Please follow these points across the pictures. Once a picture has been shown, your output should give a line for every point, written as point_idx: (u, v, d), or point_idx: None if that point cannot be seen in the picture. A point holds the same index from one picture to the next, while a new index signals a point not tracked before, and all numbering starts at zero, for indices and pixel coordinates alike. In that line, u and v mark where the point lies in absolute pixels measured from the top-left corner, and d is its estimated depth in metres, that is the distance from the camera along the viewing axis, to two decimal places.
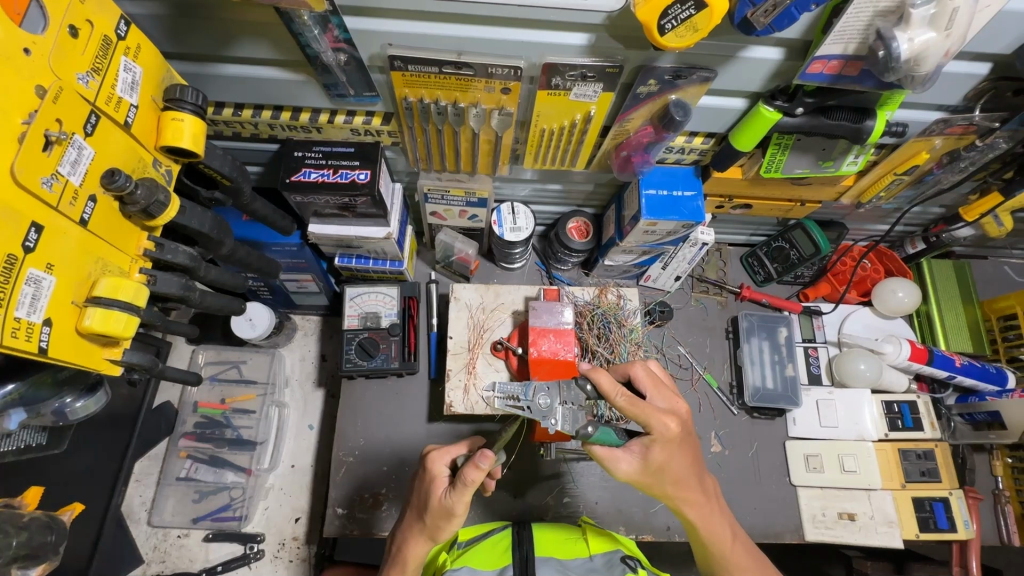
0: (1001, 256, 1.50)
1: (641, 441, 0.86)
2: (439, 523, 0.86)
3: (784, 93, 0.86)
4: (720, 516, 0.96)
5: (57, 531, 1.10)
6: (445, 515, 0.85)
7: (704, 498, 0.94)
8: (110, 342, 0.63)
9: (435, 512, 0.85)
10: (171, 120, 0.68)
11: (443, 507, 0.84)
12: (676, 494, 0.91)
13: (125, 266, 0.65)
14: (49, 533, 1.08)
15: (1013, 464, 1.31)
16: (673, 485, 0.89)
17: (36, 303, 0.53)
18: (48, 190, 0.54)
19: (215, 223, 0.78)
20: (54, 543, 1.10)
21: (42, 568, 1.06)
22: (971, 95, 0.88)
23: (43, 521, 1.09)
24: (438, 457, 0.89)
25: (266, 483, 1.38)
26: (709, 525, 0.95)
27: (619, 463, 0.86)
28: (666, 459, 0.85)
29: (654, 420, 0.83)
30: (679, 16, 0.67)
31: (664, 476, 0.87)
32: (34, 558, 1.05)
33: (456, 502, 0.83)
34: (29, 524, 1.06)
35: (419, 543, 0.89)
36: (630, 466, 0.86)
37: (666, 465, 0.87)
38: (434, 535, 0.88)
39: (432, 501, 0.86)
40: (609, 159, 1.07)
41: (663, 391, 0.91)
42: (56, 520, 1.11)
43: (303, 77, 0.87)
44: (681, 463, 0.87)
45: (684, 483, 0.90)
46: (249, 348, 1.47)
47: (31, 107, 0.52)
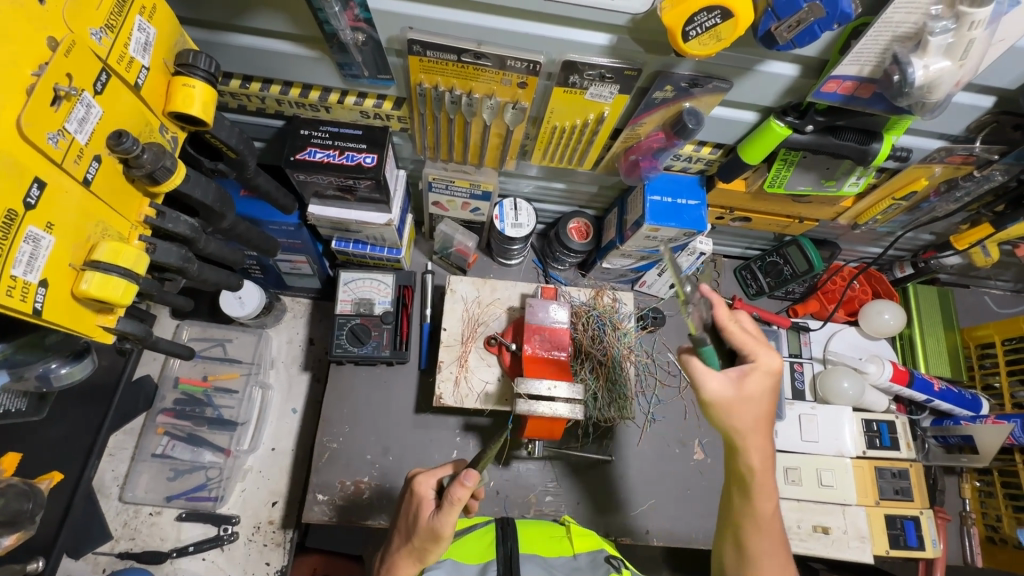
0: (982, 286, 1.55)
1: (738, 367, 0.82)
2: (426, 547, 0.83)
3: (796, 110, 0.87)
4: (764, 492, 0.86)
5: (35, 500, 1.06)
6: (431, 538, 0.82)
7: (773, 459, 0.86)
8: (105, 309, 0.61)
9: (422, 535, 0.83)
10: (182, 85, 0.67)
11: (430, 528, 0.82)
12: (749, 441, 0.83)
13: (124, 232, 0.63)
14: (27, 501, 1.05)
15: (980, 487, 1.35)
16: (751, 428, 0.83)
17: (34, 262, 0.51)
18: (53, 146, 0.52)
19: (218, 195, 0.76)
20: (31, 512, 1.06)
21: (16, 537, 1.02)
22: (972, 127, 0.90)
23: (20, 489, 1.05)
24: (423, 479, 0.89)
25: (244, 465, 1.35)
26: (764, 485, 0.86)
27: (709, 384, 0.81)
28: (760, 392, 0.81)
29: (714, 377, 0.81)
30: (705, 24, 0.67)
31: (746, 412, 0.82)
32: (10, 526, 1.01)
33: (442, 524, 0.81)
34: (4, 492, 1.02)
35: (404, 568, 0.85)
36: (719, 387, 0.81)
37: (755, 402, 0.82)
38: (421, 559, 0.84)
39: (419, 523, 0.84)
40: (617, 162, 1.08)
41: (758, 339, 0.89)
42: (35, 489, 1.07)
43: (317, 54, 0.86)
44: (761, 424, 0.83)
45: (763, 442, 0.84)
46: (235, 326, 1.44)
47: (42, 59, 0.50)
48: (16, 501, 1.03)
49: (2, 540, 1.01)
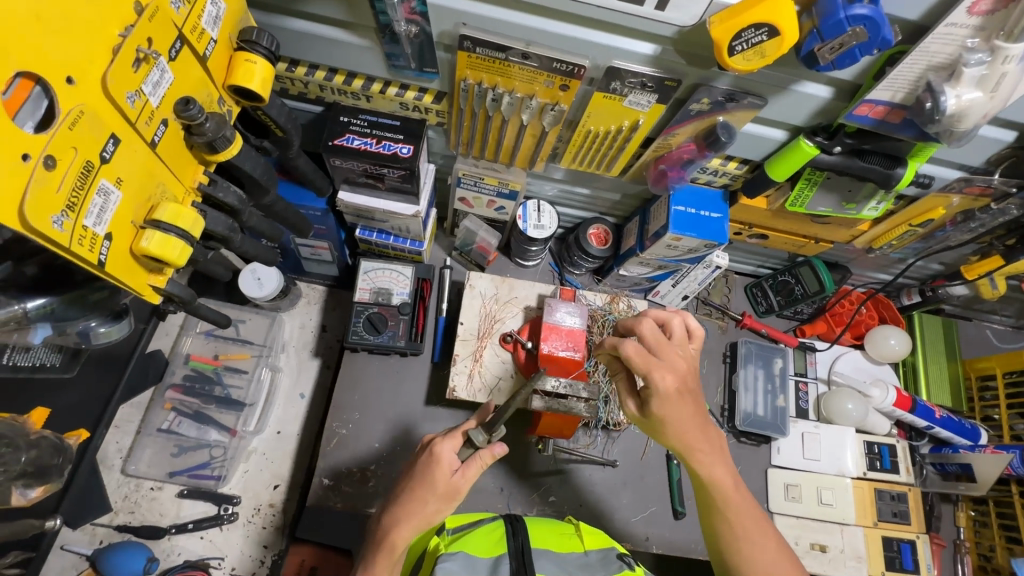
0: (985, 320, 1.58)
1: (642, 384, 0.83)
2: (440, 506, 0.90)
3: (826, 131, 0.90)
4: (709, 471, 0.87)
5: (63, 455, 1.17)
6: (449, 496, 0.90)
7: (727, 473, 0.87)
8: (157, 269, 0.62)
9: (440, 494, 0.89)
10: (244, 61, 0.69)
11: (452, 487, 0.90)
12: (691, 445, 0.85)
13: (180, 196, 0.65)
14: (57, 456, 1.15)
15: (975, 516, 1.37)
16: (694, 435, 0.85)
17: (103, 214, 0.52)
18: (131, 105, 0.53)
19: (265, 170, 0.78)
20: (59, 466, 1.17)
21: (43, 488, 1.12)
22: (993, 160, 0.93)
23: (52, 443, 1.16)
24: (447, 444, 0.92)
25: (249, 446, 1.35)
26: (713, 477, 0.87)
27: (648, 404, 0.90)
28: (668, 407, 0.82)
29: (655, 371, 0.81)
30: (751, 40, 0.70)
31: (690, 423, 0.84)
32: (38, 478, 1.12)
33: (463, 481, 0.91)
34: (38, 444, 1.13)
35: (410, 528, 0.89)
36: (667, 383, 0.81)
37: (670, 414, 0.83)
38: (429, 519, 0.90)
39: (439, 480, 0.90)
40: (645, 171, 1.10)
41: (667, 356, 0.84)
42: (64, 445, 1.18)
43: (368, 43, 0.88)
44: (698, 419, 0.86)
45: (715, 451, 0.87)
46: (250, 308, 1.45)
47: (128, 21, 0.52)
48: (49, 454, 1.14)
49: (31, 491, 1.10)
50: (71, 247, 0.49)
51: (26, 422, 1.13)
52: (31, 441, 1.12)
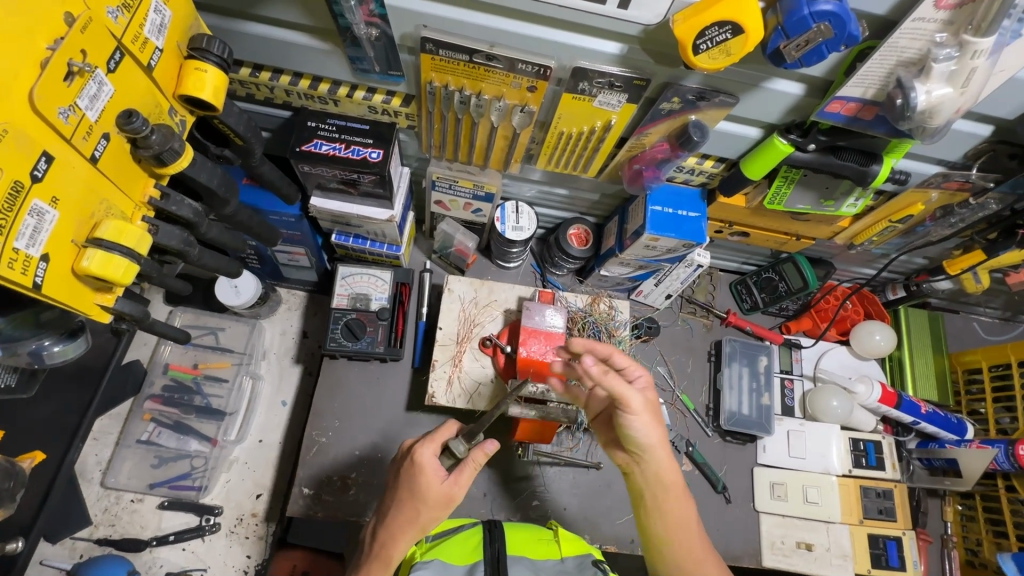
0: (972, 313, 1.57)
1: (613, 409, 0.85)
2: (435, 514, 0.89)
3: (800, 128, 0.89)
4: (661, 510, 0.90)
5: (14, 479, 1.05)
6: (444, 503, 0.89)
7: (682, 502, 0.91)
8: (104, 288, 0.61)
9: (433, 504, 0.88)
10: (194, 69, 0.67)
11: (445, 495, 0.88)
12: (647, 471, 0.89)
13: (128, 212, 0.63)
14: (7, 480, 1.03)
15: (962, 511, 1.36)
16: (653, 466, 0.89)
17: (37, 236, 0.51)
18: (64, 121, 0.52)
19: (223, 181, 0.76)
20: (11, 490, 1.05)
21: None
22: (970, 154, 0.91)
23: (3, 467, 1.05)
24: (426, 450, 0.91)
25: (230, 455, 1.34)
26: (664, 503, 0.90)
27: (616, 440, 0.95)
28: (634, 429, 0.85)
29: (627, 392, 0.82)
30: (715, 38, 0.68)
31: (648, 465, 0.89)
32: None
33: (457, 487, 0.89)
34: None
35: (408, 539, 0.88)
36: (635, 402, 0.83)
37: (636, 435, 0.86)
38: (425, 527, 0.89)
39: (429, 491, 0.88)
40: (621, 171, 1.08)
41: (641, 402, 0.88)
42: (15, 468, 1.06)
43: (330, 47, 0.86)
44: (661, 459, 0.88)
45: (672, 490, 0.89)
46: (229, 315, 1.43)
47: (57, 33, 0.50)
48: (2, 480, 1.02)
49: None
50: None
51: None
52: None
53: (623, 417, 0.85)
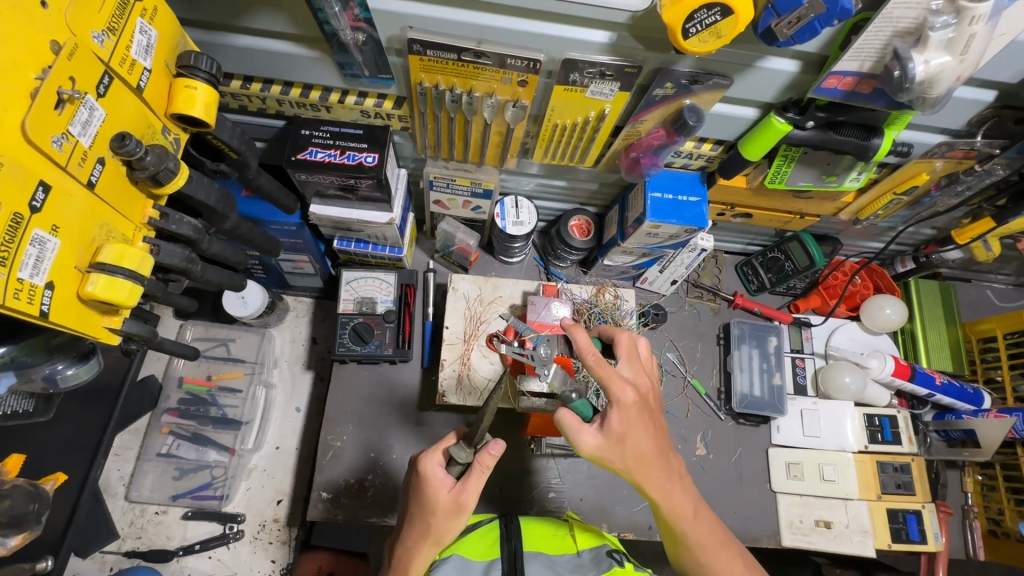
0: (984, 280, 1.54)
1: (601, 412, 0.84)
2: (448, 523, 0.86)
3: (797, 106, 0.87)
4: (656, 485, 0.86)
5: (41, 500, 1.07)
6: (455, 511, 0.86)
7: (671, 479, 0.87)
8: (110, 311, 0.62)
9: (444, 514, 0.86)
10: (184, 87, 0.67)
11: (455, 503, 0.86)
12: (640, 474, 0.85)
13: (129, 233, 0.64)
14: (33, 502, 1.05)
15: (982, 481, 1.35)
16: (637, 463, 0.84)
17: (41, 264, 0.51)
18: (58, 149, 0.52)
19: (221, 196, 0.77)
20: (36, 512, 1.07)
21: (22, 536, 1.04)
22: (974, 121, 0.90)
23: (26, 491, 1.06)
24: (429, 459, 0.89)
25: (249, 464, 1.36)
26: (672, 501, 0.88)
27: (581, 437, 0.83)
28: (627, 429, 0.82)
29: (614, 385, 0.82)
30: (705, 20, 0.67)
31: (627, 450, 0.83)
32: (15, 527, 1.02)
33: (467, 495, 0.86)
34: (10, 493, 1.03)
35: (425, 551, 0.87)
36: (593, 438, 0.83)
37: (628, 435, 0.83)
38: (440, 539, 0.87)
39: (439, 500, 0.86)
40: (618, 159, 1.08)
41: (626, 415, 0.82)
42: (40, 490, 1.08)
43: (318, 54, 0.86)
44: (641, 441, 0.83)
45: (653, 462, 0.85)
46: (238, 326, 1.44)
47: (45, 63, 0.50)
48: (23, 502, 1.04)
49: (8, 539, 1.02)
50: (6, 302, 0.48)
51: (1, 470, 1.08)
52: (3, 490, 1.02)
53: (567, 428, 0.83)
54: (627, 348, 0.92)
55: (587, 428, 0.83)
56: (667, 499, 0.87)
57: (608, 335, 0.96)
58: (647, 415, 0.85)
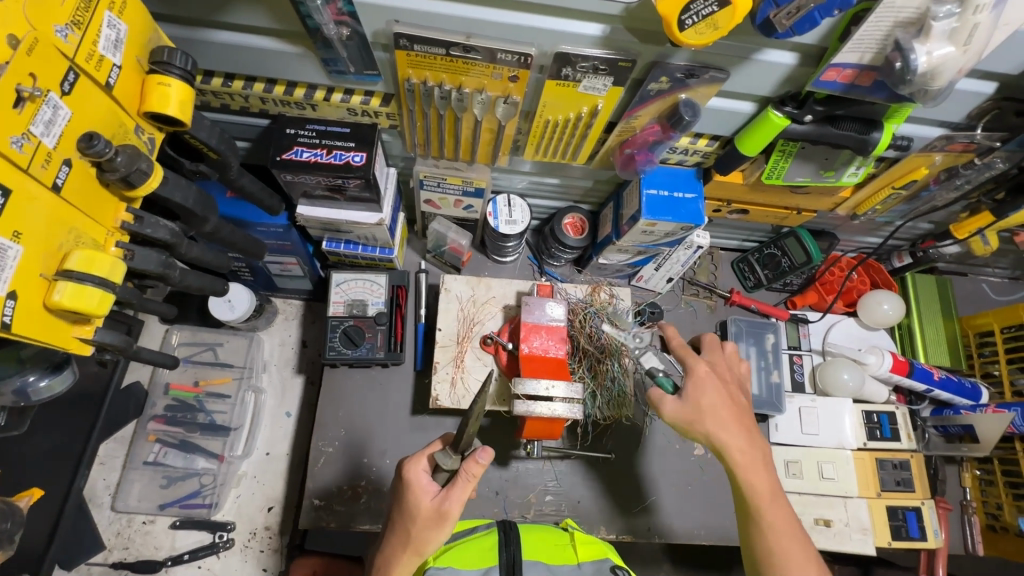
0: (980, 274, 1.54)
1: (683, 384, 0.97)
2: (429, 532, 0.84)
3: (795, 100, 0.85)
4: (737, 457, 0.91)
5: (13, 520, 1.04)
6: (437, 520, 0.84)
7: (754, 447, 0.92)
8: (81, 320, 0.59)
9: (425, 521, 0.84)
10: (157, 84, 0.64)
11: (437, 511, 0.84)
12: (720, 441, 0.91)
13: (100, 239, 0.61)
14: (4, 521, 1.03)
15: (981, 476, 1.35)
16: (715, 430, 0.91)
17: (1, 274, 0.49)
18: (18, 151, 0.49)
19: (200, 199, 0.74)
20: (9, 532, 1.04)
21: None
22: (974, 114, 0.88)
23: (1, 508, 1.04)
24: (412, 464, 0.87)
25: (239, 471, 1.33)
26: (748, 470, 0.90)
27: (663, 405, 0.95)
28: (708, 396, 0.93)
29: (692, 359, 0.97)
30: (701, 11, 0.65)
31: (705, 419, 0.92)
32: None
33: (451, 503, 0.84)
34: None
35: (405, 560, 0.84)
36: (673, 404, 0.94)
37: (707, 402, 0.93)
38: (422, 549, 0.85)
39: (422, 507, 0.85)
40: (612, 156, 1.05)
41: (700, 382, 0.94)
42: (14, 508, 1.05)
43: (301, 49, 0.83)
44: (717, 403, 0.93)
45: (730, 429, 0.91)
46: (226, 330, 1.41)
47: (1, 58, 0.47)
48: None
49: None
50: None
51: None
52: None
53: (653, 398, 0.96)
54: (691, 346, 0.99)
55: (667, 397, 0.95)
56: (746, 471, 0.90)
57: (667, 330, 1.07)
58: (724, 390, 0.95)
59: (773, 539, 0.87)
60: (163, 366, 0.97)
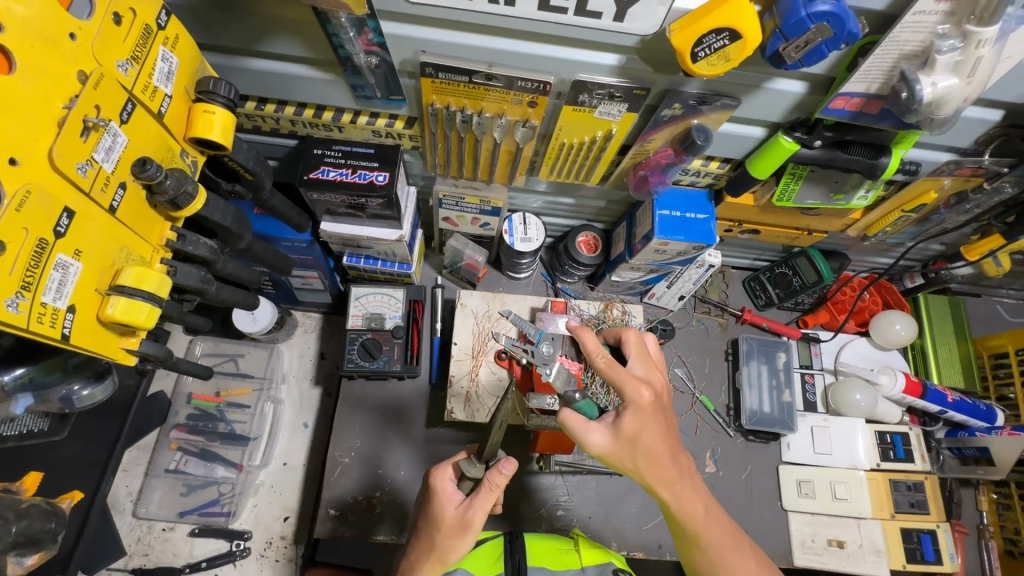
0: (994, 295, 1.54)
1: (614, 411, 0.84)
2: (452, 540, 0.86)
3: (805, 125, 0.88)
4: (672, 491, 0.86)
5: (57, 520, 1.10)
6: (460, 529, 0.86)
7: (687, 480, 0.87)
8: (128, 332, 0.63)
9: (447, 529, 0.87)
10: (202, 112, 0.69)
11: (460, 520, 0.86)
12: (654, 476, 0.84)
13: (147, 255, 0.65)
14: (49, 521, 1.08)
15: (997, 500, 1.33)
16: (648, 466, 0.83)
17: (63, 288, 0.53)
18: (83, 175, 0.54)
19: (236, 217, 0.78)
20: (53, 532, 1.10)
21: (38, 556, 1.06)
22: (981, 140, 0.90)
23: (44, 509, 1.09)
24: (438, 473, 0.92)
25: (256, 480, 1.36)
26: (684, 504, 0.87)
27: (590, 434, 0.82)
28: (641, 430, 0.82)
29: (627, 385, 0.82)
30: (713, 45, 0.68)
31: (639, 451, 0.83)
32: (32, 546, 1.05)
33: (473, 513, 0.86)
34: (29, 512, 1.05)
35: (428, 569, 0.87)
36: (602, 438, 0.83)
37: (639, 436, 0.82)
38: (445, 558, 0.86)
39: (446, 516, 0.88)
40: (626, 177, 1.09)
41: (638, 418, 0.82)
42: (57, 509, 1.11)
43: (332, 76, 0.88)
44: (651, 433, 0.82)
45: (662, 462, 0.83)
46: (247, 341, 1.45)
47: (72, 91, 0.52)
48: (40, 520, 1.06)
49: (25, 560, 1.04)
50: (30, 326, 0.50)
51: (19, 487, 1.10)
52: (22, 511, 1.04)
53: (580, 428, 0.83)
54: (613, 367, 0.84)
55: (593, 423, 0.83)
56: (678, 499, 0.86)
57: (615, 336, 0.95)
58: (650, 417, 0.82)
59: (715, 553, 0.89)
60: (198, 376, 1.03)
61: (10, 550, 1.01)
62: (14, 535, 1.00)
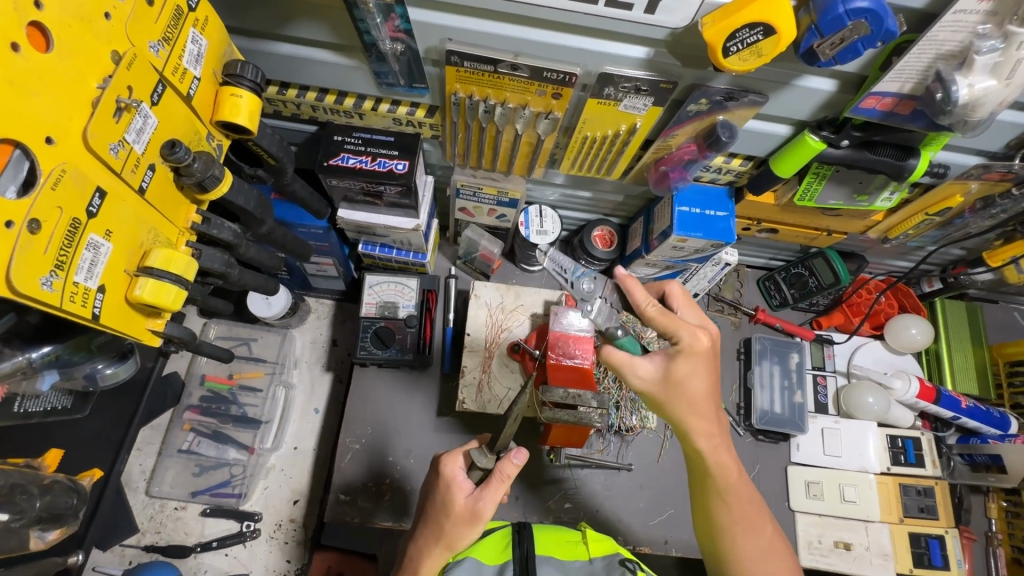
0: (1012, 302, 1.52)
1: (664, 353, 0.85)
2: (462, 530, 0.87)
3: (832, 125, 0.87)
4: (707, 440, 0.87)
5: (78, 497, 1.16)
6: (470, 519, 0.87)
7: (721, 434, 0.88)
8: (154, 314, 0.64)
9: (457, 518, 0.87)
10: (229, 95, 0.69)
11: (470, 509, 0.87)
12: (691, 423, 0.86)
13: (173, 237, 0.66)
14: (72, 497, 1.14)
15: (1007, 508, 1.32)
16: (688, 412, 0.85)
17: (94, 269, 0.54)
18: (114, 156, 0.55)
19: (259, 202, 0.79)
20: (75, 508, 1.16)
21: (59, 531, 1.13)
22: (1013, 144, 0.88)
23: (65, 486, 1.14)
24: (450, 460, 0.92)
25: (267, 463, 1.37)
26: (717, 456, 0.88)
27: (636, 369, 0.85)
28: (689, 374, 0.83)
29: (683, 331, 0.83)
30: (746, 40, 0.67)
31: (683, 396, 0.84)
32: (54, 522, 1.12)
33: (485, 503, 0.87)
34: (51, 488, 1.11)
35: (436, 555, 0.88)
36: (647, 374, 0.85)
37: (686, 382, 0.84)
38: (453, 544, 0.88)
39: (456, 504, 0.88)
40: (647, 172, 1.08)
41: (690, 363, 0.83)
42: (78, 485, 1.16)
43: (356, 62, 0.87)
44: (701, 381, 0.83)
45: (703, 408, 0.85)
46: (261, 326, 1.46)
47: (106, 72, 0.53)
48: (62, 497, 1.12)
49: (48, 534, 1.11)
50: (62, 305, 0.50)
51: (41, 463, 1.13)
52: (44, 486, 1.10)
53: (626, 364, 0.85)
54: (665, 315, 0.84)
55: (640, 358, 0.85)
56: (714, 451, 0.88)
57: (656, 290, 0.95)
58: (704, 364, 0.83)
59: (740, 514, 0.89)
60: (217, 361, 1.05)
61: (33, 524, 1.08)
62: (38, 510, 1.08)
